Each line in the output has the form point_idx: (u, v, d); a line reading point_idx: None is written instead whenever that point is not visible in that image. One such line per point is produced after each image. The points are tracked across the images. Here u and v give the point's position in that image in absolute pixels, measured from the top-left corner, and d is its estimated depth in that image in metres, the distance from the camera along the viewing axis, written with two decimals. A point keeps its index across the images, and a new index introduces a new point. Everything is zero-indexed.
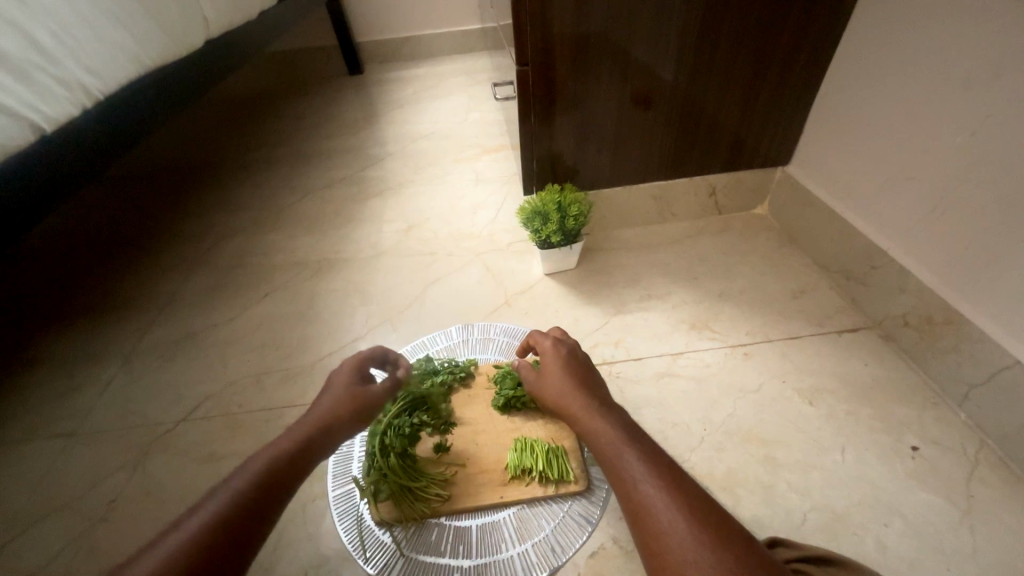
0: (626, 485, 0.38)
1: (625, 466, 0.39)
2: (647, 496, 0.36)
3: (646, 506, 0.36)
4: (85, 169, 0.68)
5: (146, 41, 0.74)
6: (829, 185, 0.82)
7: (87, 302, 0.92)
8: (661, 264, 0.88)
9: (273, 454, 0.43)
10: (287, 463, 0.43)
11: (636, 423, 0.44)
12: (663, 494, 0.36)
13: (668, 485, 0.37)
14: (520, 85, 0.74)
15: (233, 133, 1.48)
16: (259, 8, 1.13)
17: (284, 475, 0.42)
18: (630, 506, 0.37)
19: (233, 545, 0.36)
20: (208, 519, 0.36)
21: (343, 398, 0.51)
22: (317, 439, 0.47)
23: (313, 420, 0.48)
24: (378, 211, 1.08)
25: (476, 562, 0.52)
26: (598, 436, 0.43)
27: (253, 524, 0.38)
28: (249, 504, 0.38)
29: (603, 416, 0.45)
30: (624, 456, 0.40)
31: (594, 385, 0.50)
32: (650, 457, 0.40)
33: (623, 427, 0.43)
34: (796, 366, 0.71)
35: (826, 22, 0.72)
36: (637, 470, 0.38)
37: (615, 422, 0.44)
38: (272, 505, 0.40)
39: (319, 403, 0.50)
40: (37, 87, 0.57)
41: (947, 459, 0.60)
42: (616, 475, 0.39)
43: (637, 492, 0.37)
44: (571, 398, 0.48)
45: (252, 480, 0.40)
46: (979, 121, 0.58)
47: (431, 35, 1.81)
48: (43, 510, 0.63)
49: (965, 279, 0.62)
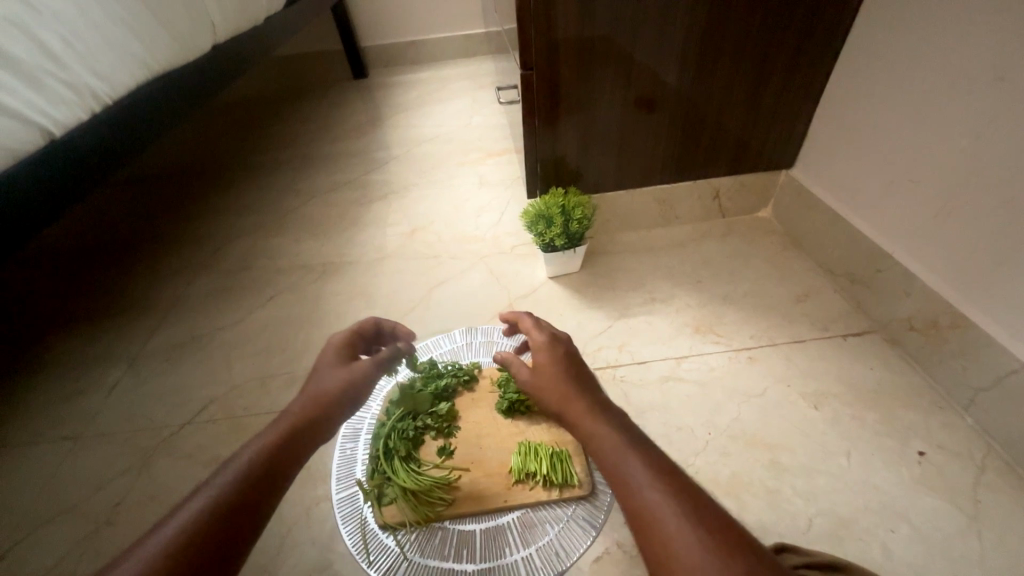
0: (629, 490, 0.38)
1: (627, 470, 0.39)
2: (651, 502, 0.36)
3: (650, 512, 0.36)
4: (93, 172, 0.69)
5: (155, 46, 0.75)
6: (833, 189, 0.82)
7: (93, 306, 0.93)
8: (665, 268, 0.88)
9: (260, 449, 0.42)
10: (277, 457, 0.42)
11: (635, 426, 0.44)
12: (667, 499, 0.36)
13: (671, 489, 0.37)
14: (523, 89, 0.75)
15: (238, 137, 1.49)
16: (266, 13, 1.14)
17: (277, 467, 0.41)
18: (632, 511, 0.37)
19: (224, 543, 0.35)
20: (194, 517, 0.35)
21: (336, 381, 0.50)
22: (310, 427, 0.46)
23: (304, 406, 0.47)
24: (382, 215, 1.09)
25: (480, 566, 0.52)
26: (598, 440, 0.43)
27: (245, 520, 0.37)
28: (239, 500, 0.38)
29: (603, 420, 0.44)
30: (624, 459, 0.40)
31: (591, 383, 0.49)
32: (652, 461, 0.39)
33: (623, 431, 0.43)
34: (801, 370, 0.70)
35: (830, 25, 0.72)
36: (639, 474, 0.38)
37: (615, 426, 0.44)
38: (264, 499, 0.39)
39: (310, 388, 0.49)
40: (47, 93, 0.58)
41: (954, 465, 0.59)
42: (617, 479, 0.39)
43: (640, 497, 0.37)
44: (569, 398, 0.47)
45: (240, 474, 0.39)
46: (984, 124, 0.58)
47: (435, 38, 1.82)
48: (48, 512, 0.64)
49: (972, 283, 0.62)
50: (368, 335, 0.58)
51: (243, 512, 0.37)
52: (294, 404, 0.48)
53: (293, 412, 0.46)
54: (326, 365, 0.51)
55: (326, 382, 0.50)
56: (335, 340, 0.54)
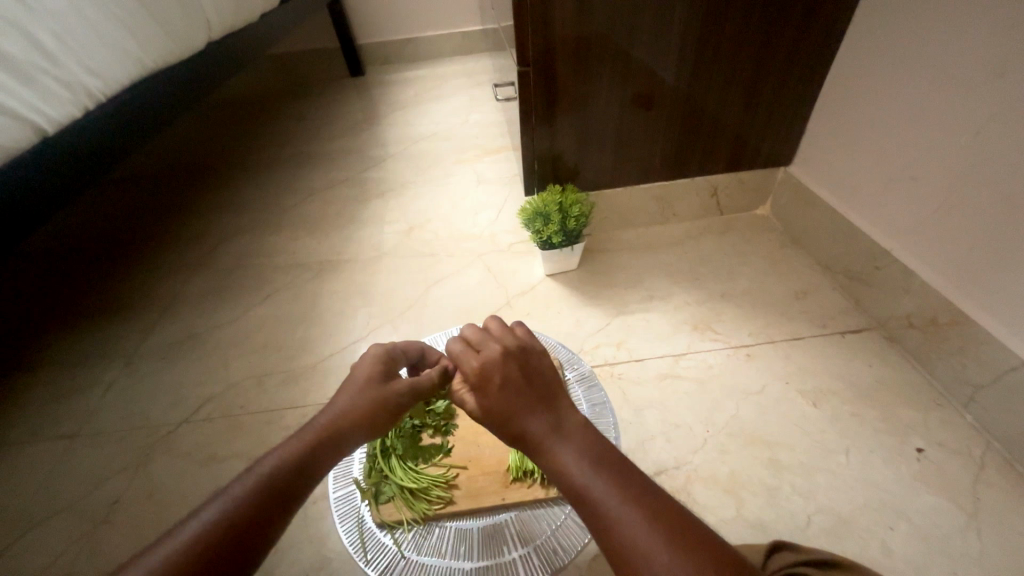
0: (603, 523, 0.33)
1: (599, 499, 0.34)
2: (630, 536, 0.32)
3: (634, 551, 0.31)
4: (87, 169, 0.68)
5: (148, 42, 0.74)
6: (831, 186, 0.81)
7: (89, 304, 0.92)
8: (663, 264, 0.88)
9: (281, 459, 0.40)
10: (297, 469, 0.40)
11: (604, 443, 0.38)
12: (646, 527, 0.32)
13: (647, 511, 0.33)
14: (521, 85, 0.74)
15: (235, 134, 1.48)
16: (262, 10, 1.14)
17: (291, 484, 0.39)
18: (613, 550, 0.32)
19: (225, 565, 0.33)
20: (205, 527, 0.34)
21: (370, 397, 0.46)
22: (333, 443, 0.43)
23: (333, 416, 0.44)
24: (379, 213, 1.08)
25: (478, 564, 0.52)
26: (561, 465, 0.36)
27: (254, 536, 0.35)
28: (249, 516, 0.36)
29: (564, 439, 0.38)
30: (593, 486, 0.34)
31: (543, 395, 0.41)
32: (623, 481, 0.35)
33: (589, 450, 0.37)
34: (799, 368, 0.70)
35: (830, 18, 0.71)
36: (611, 504, 0.33)
37: (574, 440, 0.38)
38: (279, 513, 0.37)
39: (341, 396, 0.46)
40: (39, 89, 0.58)
41: (953, 462, 0.59)
42: (588, 511, 0.34)
43: (617, 533, 0.32)
44: (520, 421, 0.39)
45: (258, 488, 0.38)
46: (983, 120, 0.57)
47: (432, 35, 1.82)
48: (44, 511, 0.64)
49: (970, 279, 0.62)
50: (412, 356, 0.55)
51: (251, 533, 0.35)
52: (323, 413, 0.45)
53: (321, 422, 0.44)
54: (364, 375, 0.48)
55: (359, 396, 0.46)
56: (377, 348, 0.50)
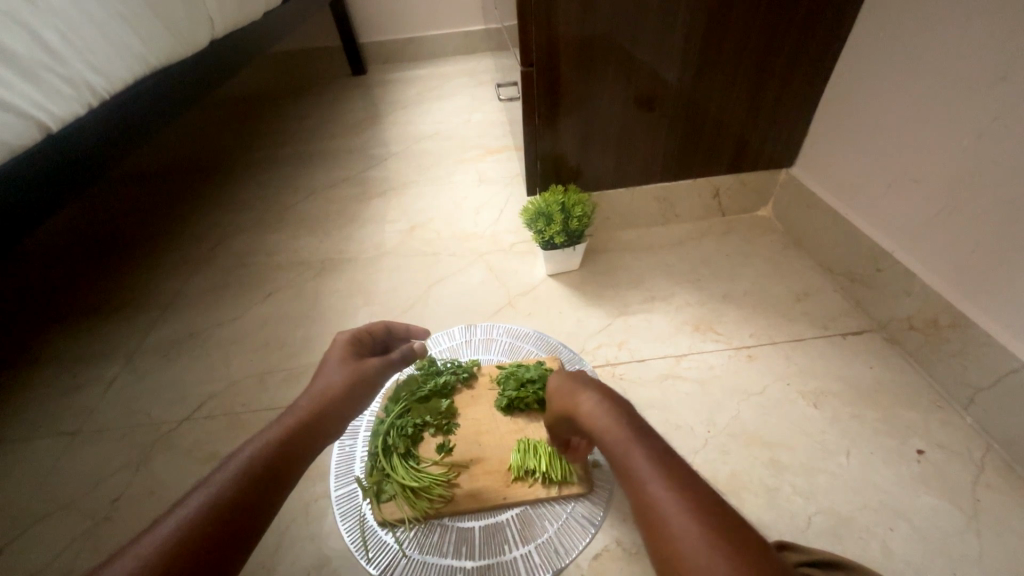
0: (637, 486, 0.37)
1: (635, 465, 0.38)
2: (658, 500, 0.35)
3: (657, 509, 0.35)
4: (88, 167, 0.68)
5: (150, 39, 0.74)
6: (834, 188, 0.82)
7: (90, 302, 0.92)
8: (665, 265, 0.88)
9: (274, 437, 0.43)
10: (289, 448, 0.43)
11: (642, 417, 0.43)
12: (674, 495, 0.35)
13: (676, 484, 0.35)
14: (525, 85, 0.74)
15: (237, 133, 1.48)
16: (264, 8, 1.13)
17: (285, 462, 0.42)
18: (641, 509, 0.36)
19: (229, 533, 0.35)
20: (210, 500, 0.36)
21: (343, 376, 0.52)
22: (317, 425, 0.47)
23: (312, 400, 0.49)
24: (380, 212, 1.08)
25: (478, 563, 0.52)
26: (608, 435, 0.42)
27: (255, 510, 0.38)
28: (250, 489, 0.38)
29: (613, 417, 0.43)
30: (633, 457, 0.38)
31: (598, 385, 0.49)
32: (659, 456, 0.38)
33: (636, 428, 0.41)
34: (800, 369, 0.70)
35: (833, 21, 0.71)
36: (646, 472, 0.37)
37: (623, 420, 0.43)
38: (276, 488, 0.40)
39: (316, 384, 0.51)
40: (42, 86, 0.57)
41: (953, 464, 0.59)
42: (625, 475, 0.38)
43: (647, 494, 0.36)
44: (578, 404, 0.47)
45: (251, 466, 0.40)
46: (986, 123, 0.57)
47: (433, 35, 1.82)
48: (45, 509, 0.64)
49: (972, 282, 0.62)
50: (379, 337, 0.61)
51: (253, 505, 0.38)
52: (302, 399, 0.49)
53: (302, 407, 0.48)
54: (336, 361, 0.54)
55: (333, 379, 0.52)
56: (345, 337, 0.57)
